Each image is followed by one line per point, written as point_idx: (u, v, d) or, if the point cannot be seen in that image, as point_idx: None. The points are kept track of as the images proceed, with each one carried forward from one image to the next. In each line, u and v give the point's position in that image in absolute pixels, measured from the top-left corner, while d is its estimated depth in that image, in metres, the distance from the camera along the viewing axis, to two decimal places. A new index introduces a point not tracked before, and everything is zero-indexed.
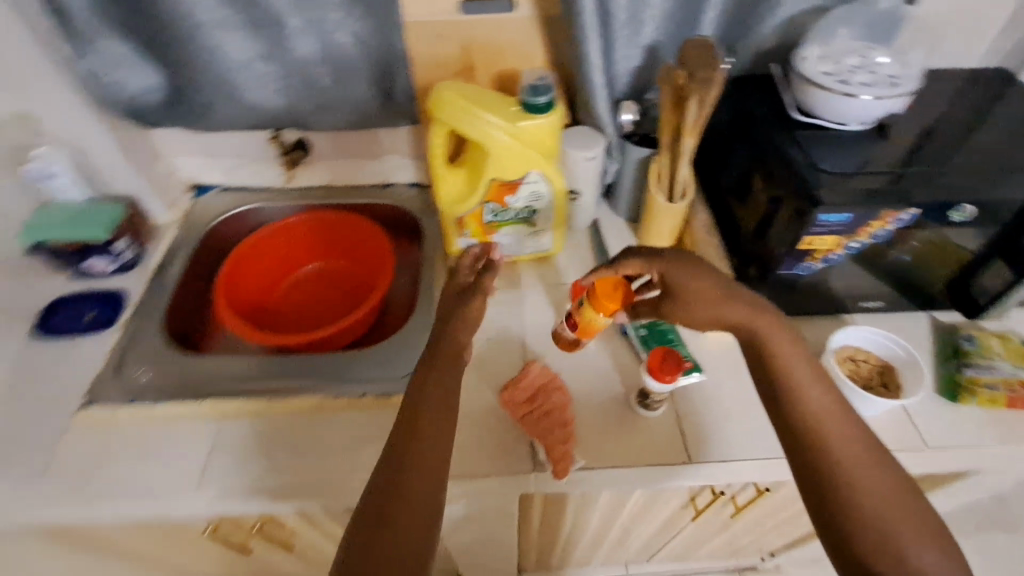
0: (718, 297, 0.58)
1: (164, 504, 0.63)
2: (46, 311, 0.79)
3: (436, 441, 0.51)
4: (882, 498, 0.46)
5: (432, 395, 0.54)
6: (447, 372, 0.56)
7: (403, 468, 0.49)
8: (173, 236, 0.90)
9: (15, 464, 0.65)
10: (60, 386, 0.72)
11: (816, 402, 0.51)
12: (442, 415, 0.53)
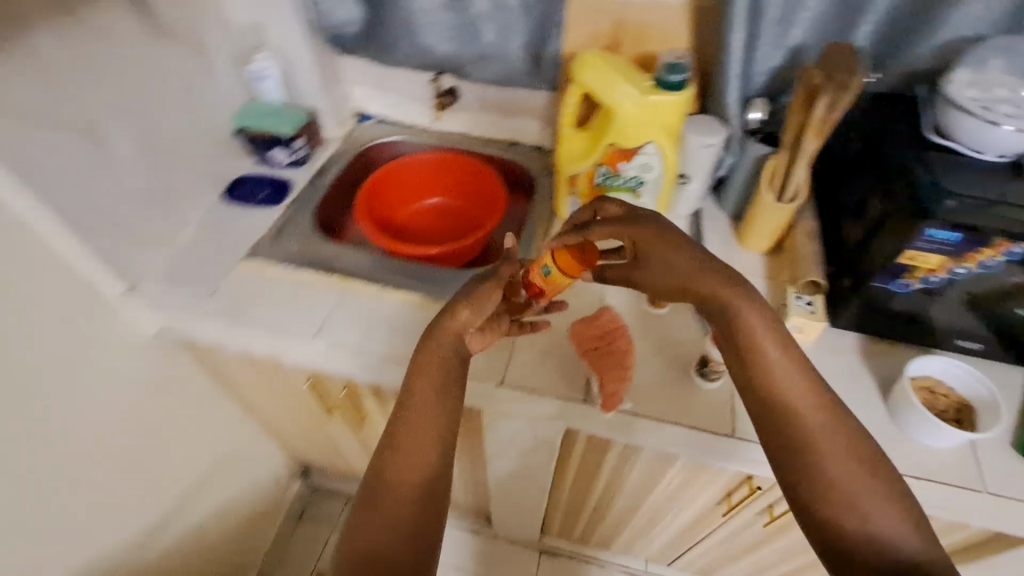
0: (686, 277, 0.62)
1: (289, 341, 0.79)
2: (232, 184, 0.98)
3: (418, 446, 0.59)
4: (856, 481, 0.53)
5: (415, 407, 0.61)
6: (445, 340, 0.63)
7: (390, 470, 0.58)
8: (335, 148, 1.08)
9: (194, 286, 0.85)
10: (234, 238, 0.91)
11: (782, 390, 0.56)
12: (438, 395, 0.61)
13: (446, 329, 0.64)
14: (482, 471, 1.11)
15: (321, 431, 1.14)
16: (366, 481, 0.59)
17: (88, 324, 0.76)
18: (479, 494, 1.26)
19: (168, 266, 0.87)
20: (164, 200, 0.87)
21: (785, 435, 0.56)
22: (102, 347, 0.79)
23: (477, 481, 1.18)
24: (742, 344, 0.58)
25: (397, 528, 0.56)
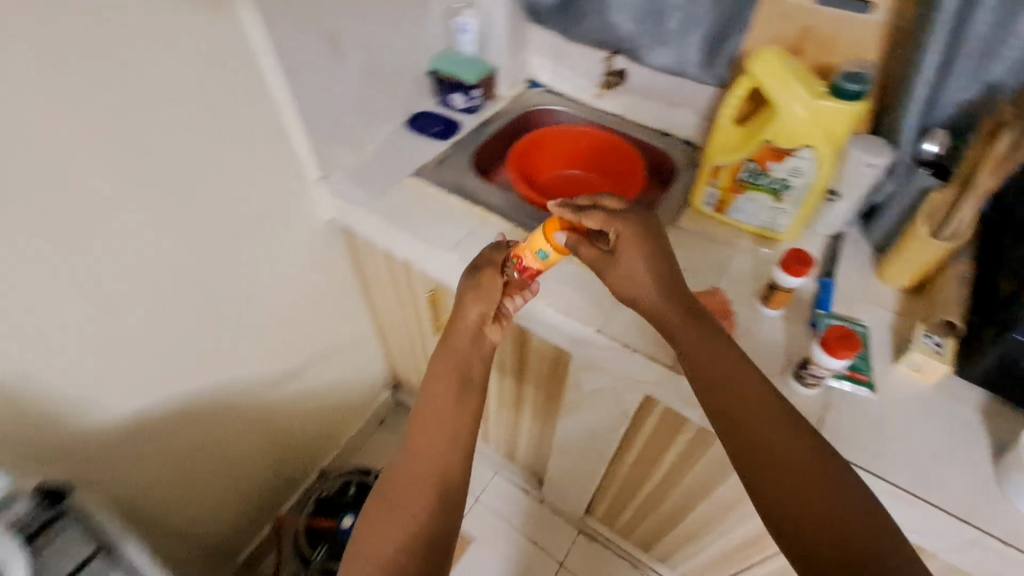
0: (659, 282, 0.66)
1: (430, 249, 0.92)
2: (413, 116, 1.13)
3: (437, 440, 0.66)
4: (827, 506, 0.50)
5: (440, 403, 0.68)
6: (461, 337, 0.73)
7: (412, 461, 0.64)
8: (503, 105, 1.20)
9: (367, 187, 1.00)
10: (405, 158, 1.07)
11: (742, 401, 0.56)
12: (460, 395, 0.69)
13: (461, 334, 0.73)
14: (549, 424, 1.18)
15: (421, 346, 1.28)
16: (384, 480, 0.65)
17: (288, 194, 0.95)
18: (538, 450, 1.33)
19: (353, 167, 1.04)
20: (368, 115, 1.03)
21: (751, 449, 0.54)
22: (291, 216, 0.97)
23: (540, 434, 1.25)
24: (700, 351, 0.61)
25: (421, 526, 0.60)
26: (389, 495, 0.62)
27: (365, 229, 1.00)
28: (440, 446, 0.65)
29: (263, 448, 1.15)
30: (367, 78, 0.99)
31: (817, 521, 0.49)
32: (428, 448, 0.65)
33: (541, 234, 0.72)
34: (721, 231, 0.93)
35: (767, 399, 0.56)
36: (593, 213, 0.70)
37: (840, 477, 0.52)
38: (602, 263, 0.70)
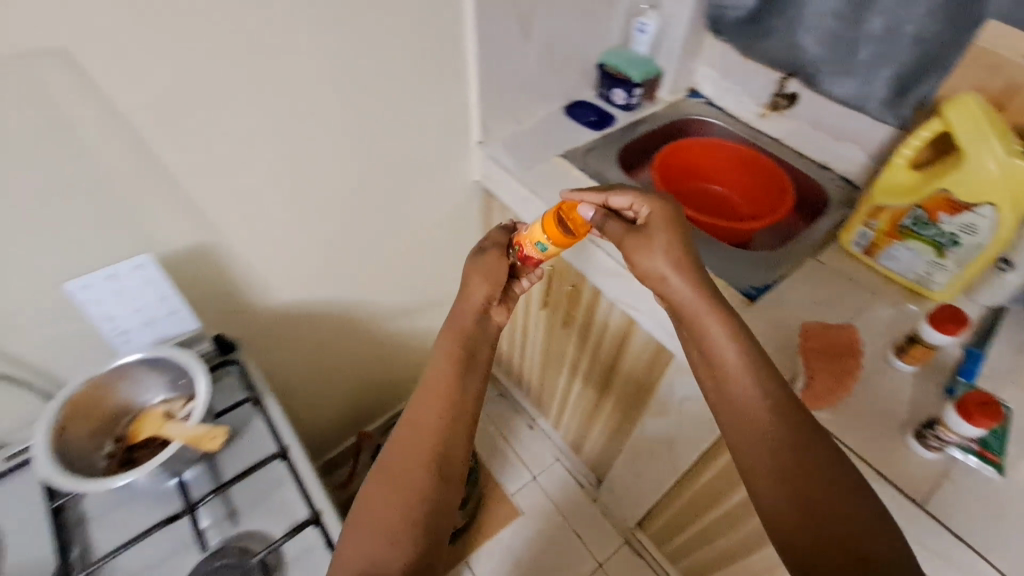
0: (682, 265, 0.64)
1: None
2: (571, 102, 1.20)
3: (433, 414, 0.66)
4: (824, 516, 0.50)
5: (438, 374, 0.69)
6: (462, 320, 0.76)
7: (407, 440, 0.64)
8: (660, 107, 1.22)
9: (517, 157, 1.08)
10: (557, 138, 1.13)
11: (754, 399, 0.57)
12: (464, 369, 0.71)
13: (461, 320, 0.76)
14: (627, 422, 1.18)
15: (522, 316, 1.35)
16: (381, 466, 0.63)
17: (450, 149, 1.05)
18: (606, 446, 1.34)
19: (508, 137, 1.11)
20: (534, 93, 1.11)
21: (754, 447, 0.55)
22: (448, 168, 1.07)
23: (613, 430, 1.26)
24: (714, 340, 0.60)
25: (412, 509, 0.59)
26: (389, 460, 0.63)
27: (505, 193, 1.08)
28: (436, 413, 0.66)
29: (367, 370, 1.28)
30: (543, 58, 1.06)
31: (811, 534, 0.50)
32: (422, 416, 0.66)
33: (537, 229, 0.73)
34: (862, 275, 0.89)
35: (771, 393, 0.57)
36: (622, 193, 0.71)
37: (834, 477, 0.52)
38: (629, 237, 0.67)
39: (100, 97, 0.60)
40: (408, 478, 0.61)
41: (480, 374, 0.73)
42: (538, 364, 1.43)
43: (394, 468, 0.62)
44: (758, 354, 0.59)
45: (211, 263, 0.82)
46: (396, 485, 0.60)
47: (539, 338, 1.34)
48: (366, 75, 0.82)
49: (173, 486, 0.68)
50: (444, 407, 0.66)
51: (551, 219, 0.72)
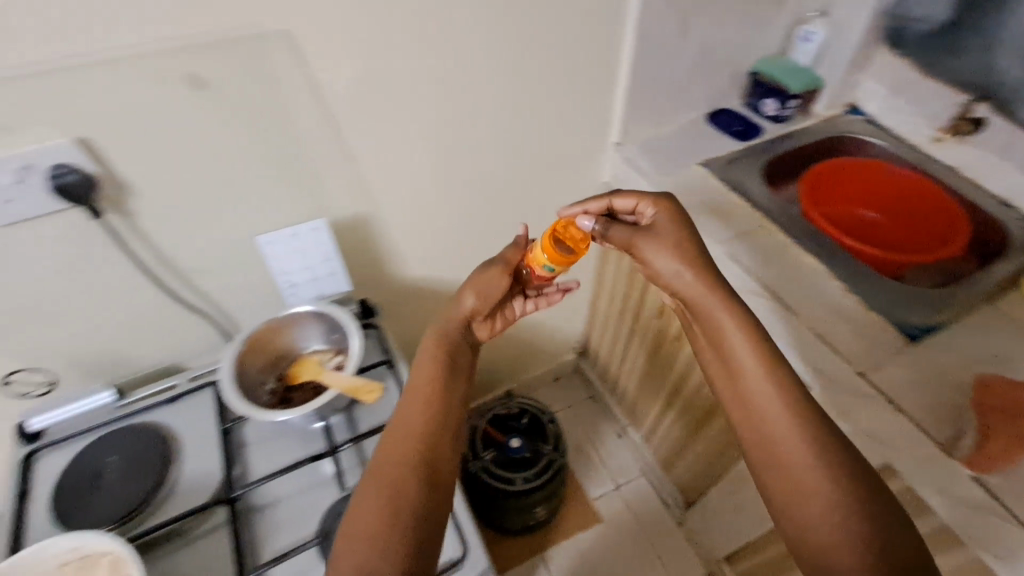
0: (689, 261, 0.68)
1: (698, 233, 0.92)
2: (717, 110, 1.15)
3: (418, 408, 0.62)
4: (831, 496, 0.52)
5: (423, 370, 0.66)
6: (448, 327, 0.72)
7: (394, 440, 0.60)
8: (814, 122, 1.14)
9: (655, 161, 1.05)
10: (697, 145, 1.08)
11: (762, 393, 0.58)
12: (449, 373, 0.66)
13: (442, 324, 0.72)
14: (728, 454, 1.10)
15: (629, 323, 1.31)
16: (368, 471, 0.58)
17: (587, 147, 1.05)
18: (698, 473, 1.27)
19: (646, 141, 1.09)
20: (680, 98, 1.07)
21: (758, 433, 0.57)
22: (581, 165, 1.08)
23: (712, 458, 1.19)
24: (719, 326, 0.63)
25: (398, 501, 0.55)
26: (383, 455, 0.59)
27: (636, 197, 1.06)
28: (420, 412, 0.62)
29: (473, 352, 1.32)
30: (696, 63, 1.03)
31: (820, 511, 0.52)
32: (406, 417, 0.62)
33: (536, 250, 0.72)
34: None
35: (778, 381, 0.58)
36: (625, 195, 0.76)
37: (837, 460, 0.54)
38: (639, 237, 0.71)
39: (308, 73, 0.67)
40: (398, 475, 0.57)
41: (463, 377, 0.68)
42: (638, 374, 1.39)
43: (386, 464, 0.58)
44: (766, 346, 0.60)
45: (363, 233, 0.89)
46: (387, 480, 0.56)
47: (643, 347, 1.30)
48: (525, 68, 0.85)
49: (319, 429, 0.76)
50: (432, 409, 0.62)
51: (548, 242, 0.70)
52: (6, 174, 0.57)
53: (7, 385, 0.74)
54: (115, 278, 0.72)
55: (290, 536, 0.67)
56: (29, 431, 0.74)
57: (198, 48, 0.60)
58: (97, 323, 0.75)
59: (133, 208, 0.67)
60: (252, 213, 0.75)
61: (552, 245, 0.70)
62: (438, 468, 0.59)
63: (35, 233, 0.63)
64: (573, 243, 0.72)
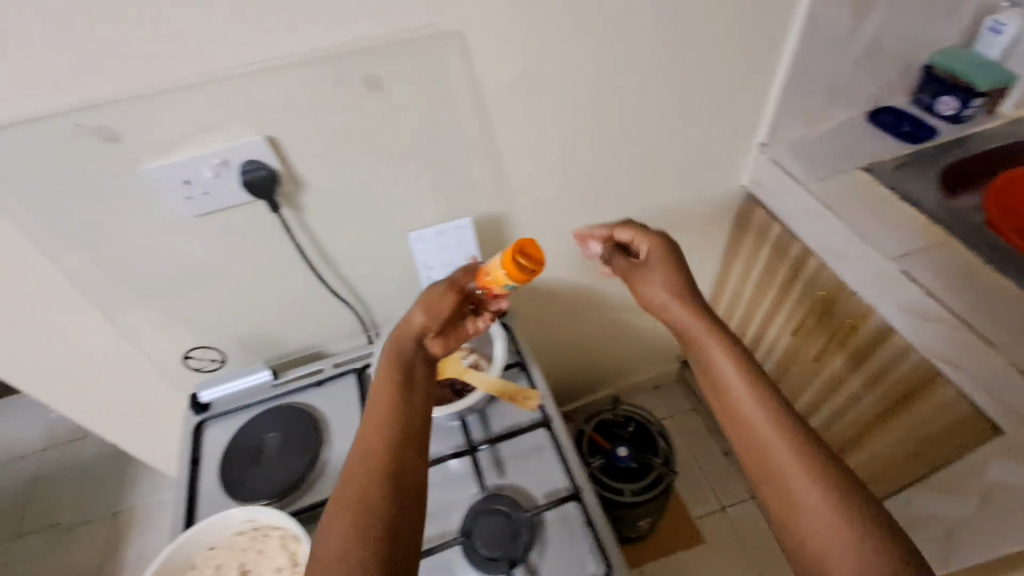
0: (679, 292, 0.65)
1: (865, 246, 0.84)
2: (880, 107, 1.02)
3: (382, 430, 0.54)
4: (841, 523, 0.45)
5: (385, 388, 0.58)
6: (399, 345, 0.63)
7: (357, 469, 0.51)
8: (999, 122, 0.99)
9: (808, 164, 0.95)
10: (857, 146, 0.97)
11: (761, 425, 0.52)
12: (407, 387, 0.59)
13: (397, 341, 0.63)
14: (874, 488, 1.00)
15: (750, 339, 1.22)
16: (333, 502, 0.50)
17: (729, 149, 0.97)
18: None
19: (796, 140, 0.99)
20: (839, 96, 0.97)
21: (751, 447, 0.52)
22: (722, 168, 1.00)
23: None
24: (713, 358, 0.58)
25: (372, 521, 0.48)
26: (347, 473, 0.51)
27: (782, 204, 0.97)
28: (380, 432, 0.54)
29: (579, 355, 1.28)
30: (865, 56, 0.92)
31: (825, 533, 0.46)
32: (365, 439, 0.54)
33: (496, 267, 0.64)
34: None
35: (779, 412, 0.52)
36: (625, 227, 0.73)
37: (840, 488, 0.47)
38: (633, 272, 0.70)
39: (470, 72, 0.67)
40: (368, 487, 0.50)
41: (423, 397, 0.59)
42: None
43: (355, 475, 0.51)
44: (760, 377, 0.55)
45: (496, 233, 0.88)
46: (348, 495, 0.50)
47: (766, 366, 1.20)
48: (678, 63, 0.80)
49: (456, 425, 0.78)
50: (387, 427, 0.54)
51: (512, 255, 0.62)
52: (207, 168, 0.62)
53: (185, 359, 0.81)
54: (280, 267, 0.76)
55: (433, 529, 0.70)
56: (199, 402, 0.82)
57: (379, 49, 0.61)
58: (259, 309, 0.80)
59: (303, 202, 0.70)
60: (401, 210, 0.77)
61: (514, 257, 0.62)
62: (408, 485, 0.51)
63: (222, 223, 0.68)
64: (531, 252, 0.64)
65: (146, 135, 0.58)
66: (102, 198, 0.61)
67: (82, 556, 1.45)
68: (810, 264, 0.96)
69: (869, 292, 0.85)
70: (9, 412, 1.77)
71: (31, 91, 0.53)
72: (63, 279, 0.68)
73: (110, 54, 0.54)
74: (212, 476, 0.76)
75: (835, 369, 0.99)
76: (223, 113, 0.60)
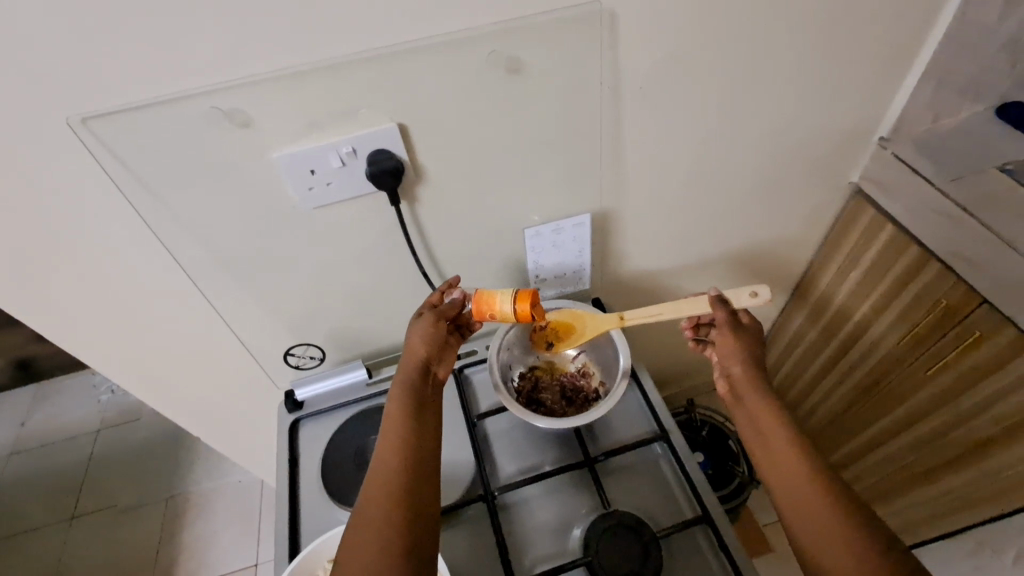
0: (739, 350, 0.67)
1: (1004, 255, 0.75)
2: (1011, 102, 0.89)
3: (398, 456, 0.56)
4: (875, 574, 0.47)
5: (400, 418, 0.59)
6: (406, 376, 0.62)
7: (370, 498, 0.53)
8: None
9: (937, 163, 0.85)
10: (992, 144, 0.87)
11: (798, 485, 0.55)
12: (417, 416, 0.60)
13: (406, 366, 0.63)
14: (973, 508, 0.92)
15: (833, 349, 1.11)
16: (347, 533, 0.52)
17: (851, 149, 0.89)
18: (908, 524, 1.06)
19: (921, 136, 0.89)
20: (977, 91, 0.86)
21: (765, 448, 0.60)
22: (836, 171, 0.92)
23: (938, 512, 0.99)
24: (758, 421, 0.61)
25: (382, 550, 0.50)
26: (365, 496, 0.54)
27: (902, 204, 0.88)
28: (389, 461, 0.56)
29: (652, 358, 1.21)
30: None
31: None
32: (376, 471, 0.56)
33: (505, 310, 0.66)
34: None
35: (814, 471, 0.55)
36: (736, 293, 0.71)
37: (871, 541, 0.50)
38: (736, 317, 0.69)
39: (611, 58, 0.62)
40: (388, 500, 0.53)
41: (432, 422, 0.61)
42: (831, 408, 1.18)
43: (377, 488, 0.54)
44: (799, 440, 0.58)
45: (603, 232, 0.83)
46: (374, 517, 0.52)
47: (849, 379, 1.09)
48: (822, 52, 0.72)
49: (567, 434, 0.75)
50: (402, 448, 0.57)
51: (530, 307, 0.66)
52: (336, 157, 0.58)
53: (286, 356, 0.78)
54: (388, 264, 0.72)
55: (551, 546, 0.66)
56: (295, 399, 0.78)
57: (515, 32, 0.56)
58: (360, 307, 0.76)
59: (422, 196, 0.66)
60: (514, 206, 0.72)
61: (532, 313, 0.66)
62: (421, 513, 0.53)
63: (340, 216, 0.64)
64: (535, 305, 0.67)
65: (279, 119, 0.55)
66: (227, 186, 0.58)
67: (136, 541, 1.44)
68: (927, 271, 0.86)
69: (1010, 305, 0.75)
70: (66, 392, 1.78)
71: (174, 71, 0.50)
72: (176, 271, 0.65)
73: (249, 32, 0.50)
74: (312, 478, 0.73)
75: (946, 384, 0.88)
76: (361, 99, 0.56)
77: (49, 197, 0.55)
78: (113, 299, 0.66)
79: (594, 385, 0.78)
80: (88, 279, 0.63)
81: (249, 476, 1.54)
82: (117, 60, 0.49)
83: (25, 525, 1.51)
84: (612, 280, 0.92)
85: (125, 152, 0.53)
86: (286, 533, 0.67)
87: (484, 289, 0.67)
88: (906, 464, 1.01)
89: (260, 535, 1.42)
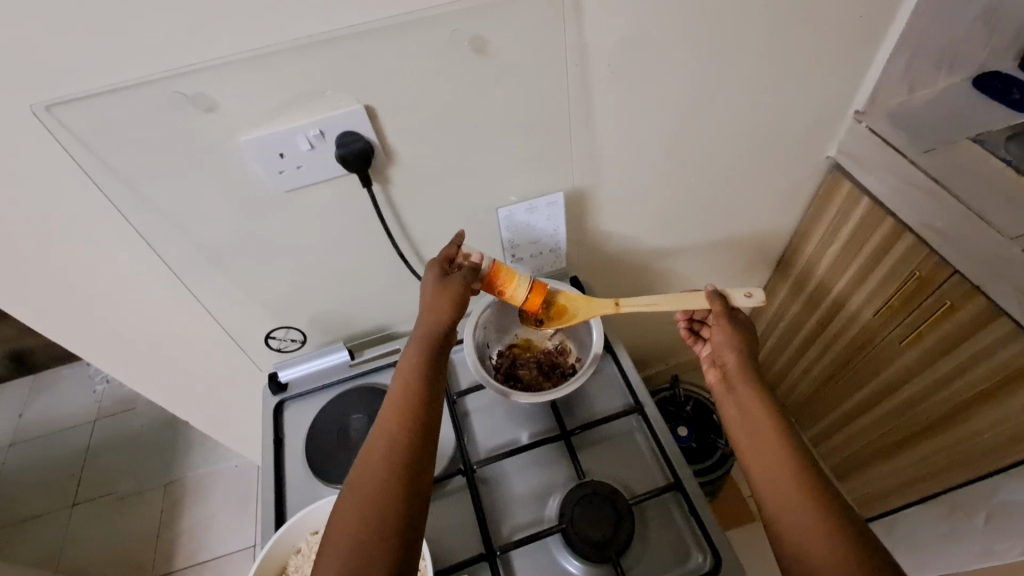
0: (735, 343, 0.66)
1: (973, 226, 0.75)
2: (988, 72, 0.89)
3: (403, 421, 0.56)
4: (850, 560, 0.48)
5: (406, 384, 0.59)
6: (419, 344, 0.62)
7: (369, 457, 0.54)
8: None
9: (910, 135, 0.85)
10: (965, 116, 0.87)
11: (782, 475, 0.55)
12: (424, 385, 0.59)
13: (424, 328, 0.63)
14: (943, 475, 0.94)
15: (813, 324, 1.13)
16: (343, 490, 0.53)
17: (827, 122, 0.88)
18: (885, 491, 1.08)
19: (895, 108, 0.89)
20: (952, 61, 0.86)
21: (751, 436, 0.59)
22: (813, 144, 0.92)
23: (912, 480, 1.01)
24: (748, 410, 0.61)
25: (372, 511, 0.51)
26: (365, 456, 0.55)
27: (873, 176, 0.88)
28: (391, 424, 0.56)
29: (638, 337, 1.22)
30: (995, 10, 0.79)
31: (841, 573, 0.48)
32: (378, 431, 0.57)
33: (515, 295, 0.68)
34: None
35: (798, 463, 0.55)
36: (744, 291, 0.69)
37: (846, 529, 0.50)
38: (737, 314, 0.68)
39: (576, 35, 0.62)
40: (383, 464, 0.54)
41: (436, 394, 0.60)
42: (812, 382, 1.20)
43: (374, 451, 0.55)
44: (786, 433, 0.58)
45: (579, 212, 0.83)
46: (370, 477, 0.53)
47: (829, 351, 1.10)
48: (793, 24, 0.72)
49: (545, 410, 0.77)
50: (404, 414, 0.57)
51: (538, 302, 0.69)
52: (304, 141, 0.58)
53: (268, 339, 0.80)
54: (363, 246, 0.73)
55: (529, 516, 0.68)
56: (278, 381, 0.80)
57: (475, 11, 0.56)
58: (339, 290, 0.77)
59: (393, 177, 0.67)
60: (486, 185, 0.72)
61: (542, 301, 0.69)
62: (414, 481, 0.53)
63: (312, 200, 0.65)
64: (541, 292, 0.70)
65: (243, 103, 0.55)
66: (196, 171, 0.59)
67: (137, 526, 1.47)
68: (903, 242, 0.86)
69: (979, 273, 0.76)
70: (64, 381, 1.80)
71: (134, 57, 0.51)
72: (152, 256, 0.66)
73: (209, 16, 0.50)
74: (297, 456, 0.75)
75: (922, 354, 0.89)
76: (327, 79, 0.56)
77: (21, 183, 0.56)
78: (92, 284, 0.67)
79: (572, 361, 0.80)
80: (66, 265, 0.64)
81: (245, 460, 1.57)
82: (74, 44, 0.49)
83: (29, 512, 1.54)
84: (591, 259, 0.93)
85: (94, 140, 0.54)
86: (272, 509, 0.70)
87: (506, 265, 0.68)
88: (885, 434, 1.03)
89: (257, 517, 1.46)
